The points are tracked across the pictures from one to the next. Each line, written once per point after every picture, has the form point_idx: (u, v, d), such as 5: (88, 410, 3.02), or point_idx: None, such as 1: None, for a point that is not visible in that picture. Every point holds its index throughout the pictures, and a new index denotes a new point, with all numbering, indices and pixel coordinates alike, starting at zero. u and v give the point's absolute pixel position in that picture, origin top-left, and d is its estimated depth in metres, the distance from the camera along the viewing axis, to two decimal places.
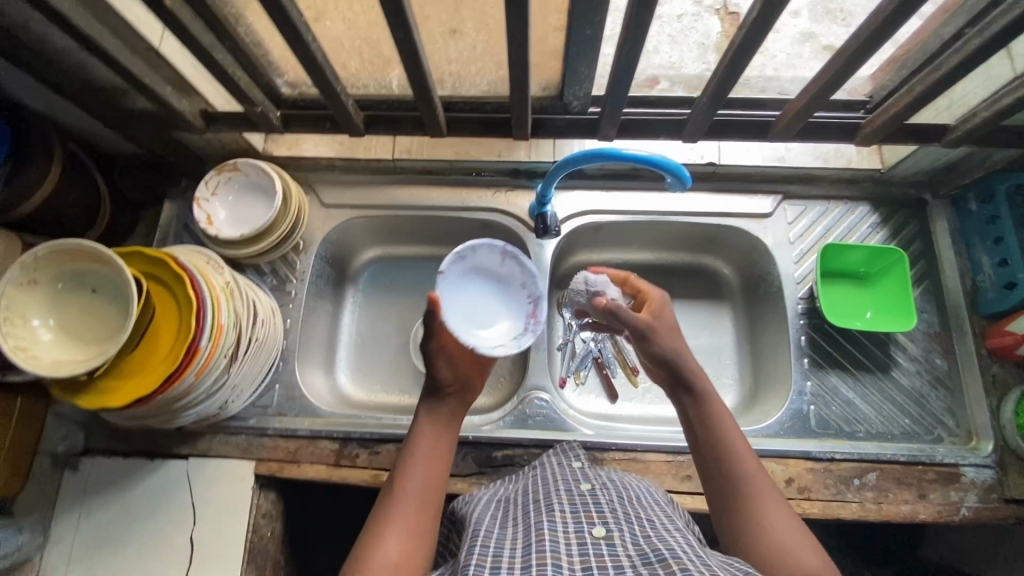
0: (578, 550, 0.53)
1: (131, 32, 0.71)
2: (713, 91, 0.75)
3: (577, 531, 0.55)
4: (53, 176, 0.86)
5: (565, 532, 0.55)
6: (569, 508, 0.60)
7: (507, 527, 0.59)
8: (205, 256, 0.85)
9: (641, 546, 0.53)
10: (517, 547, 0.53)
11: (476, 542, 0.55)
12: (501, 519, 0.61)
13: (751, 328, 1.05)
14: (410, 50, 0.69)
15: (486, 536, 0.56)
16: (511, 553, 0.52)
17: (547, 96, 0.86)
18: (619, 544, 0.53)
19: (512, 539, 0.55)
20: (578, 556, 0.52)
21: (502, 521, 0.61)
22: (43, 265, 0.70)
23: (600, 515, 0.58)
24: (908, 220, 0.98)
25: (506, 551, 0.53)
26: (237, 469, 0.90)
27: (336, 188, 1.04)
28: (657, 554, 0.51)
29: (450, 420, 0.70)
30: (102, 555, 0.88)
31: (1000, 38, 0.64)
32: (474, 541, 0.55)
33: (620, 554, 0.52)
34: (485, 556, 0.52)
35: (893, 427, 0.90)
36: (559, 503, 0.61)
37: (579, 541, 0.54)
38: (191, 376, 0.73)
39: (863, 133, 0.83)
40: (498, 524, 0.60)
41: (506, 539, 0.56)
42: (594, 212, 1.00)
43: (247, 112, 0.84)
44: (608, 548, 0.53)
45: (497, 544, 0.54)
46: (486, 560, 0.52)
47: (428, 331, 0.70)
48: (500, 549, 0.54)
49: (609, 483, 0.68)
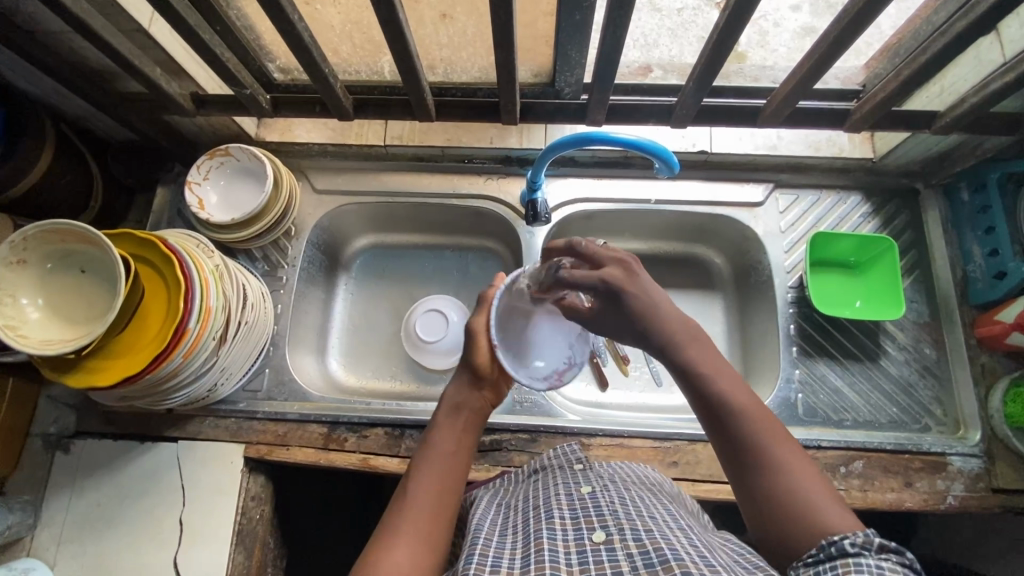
0: (577, 558, 0.52)
1: (120, 11, 0.72)
2: (701, 76, 0.75)
3: (576, 538, 0.55)
4: (46, 156, 0.86)
5: (564, 540, 0.55)
6: (568, 514, 0.59)
7: (507, 535, 0.59)
8: (194, 239, 0.84)
9: (642, 544, 0.52)
10: (517, 558, 0.54)
11: (475, 552, 0.55)
12: (502, 527, 0.61)
13: (742, 317, 1.05)
14: (396, 34, 0.68)
15: (486, 545, 0.56)
16: (511, 564, 0.53)
17: (538, 83, 0.86)
18: (619, 547, 0.53)
19: (511, 549, 0.55)
20: (577, 565, 0.51)
21: (503, 528, 0.61)
22: (32, 244, 0.70)
23: (599, 519, 0.58)
24: (899, 210, 0.98)
25: (507, 561, 0.54)
26: (227, 452, 0.91)
27: (328, 174, 1.04)
28: (658, 554, 0.50)
29: (467, 427, 0.69)
30: (92, 535, 0.88)
31: (986, 20, 0.64)
32: (473, 551, 0.55)
33: (620, 559, 0.51)
34: (485, 566, 0.52)
35: (880, 415, 0.90)
36: (558, 509, 0.61)
37: (578, 548, 0.53)
38: (179, 358, 0.74)
39: (852, 119, 0.82)
40: (499, 532, 0.60)
41: (506, 549, 0.56)
42: (585, 200, 1.01)
43: (236, 96, 0.84)
44: (608, 553, 0.52)
45: (496, 554, 0.54)
46: (485, 569, 0.52)
47: (480, 299, 0.74)
48: (500, 559, 0.54)
49: (611, 483, 0.67)
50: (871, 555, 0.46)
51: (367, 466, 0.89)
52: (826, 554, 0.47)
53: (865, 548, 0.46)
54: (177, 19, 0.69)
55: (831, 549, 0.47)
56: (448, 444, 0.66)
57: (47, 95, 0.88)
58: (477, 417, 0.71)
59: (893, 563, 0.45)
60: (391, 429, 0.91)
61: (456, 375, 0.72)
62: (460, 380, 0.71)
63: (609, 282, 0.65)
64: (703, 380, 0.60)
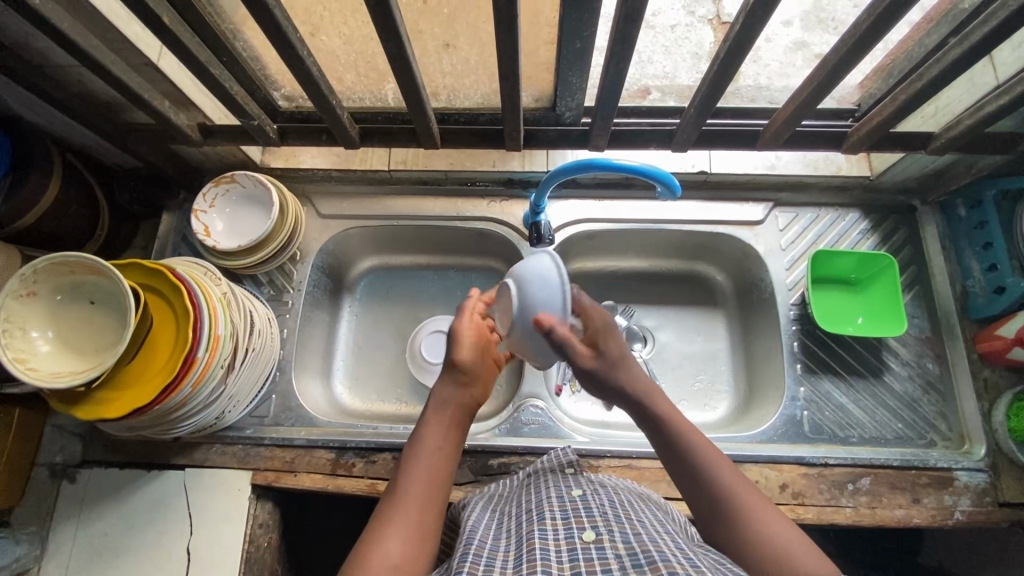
0: (568, 557, 0.53)
1: (130, 48, 0.73)
2: (702, 101, 0.77)
3: (568, 537, 0.56)
4: (52, 189, 0.87)
5: (555, 540, 0.55)
6: (559, 515, 0.59)
7: (501, 538, 0.59)
8: (202, 267, 0.85)
9: (630, 545, 0.53)
10: (510, 560, 0.54)
11: (469, 551, 0.55)
12: (496, 531, 0.61)
13: (745, 334, 1.06)
14: (403, 65, 0.70)
15: (480, 545, 0.57)
16: (504, 565, 0.53)
17: (540, 108, 0.87)
18: (608, 547, 0.54)
19: (504, 551, 0.56)
20: (568, 563, 0.52)
21: (497, 531, 0.61)
22: (43, 276, 0.71)
23: (590, 520, 0.58)
24: (897, 226, 1.00)
25: (499, 563, 0.54)
26: (235, 479, 0.90)
27: (333, 199, 1.05)
28: (646, 554, 0.51)
29: (454, 424, 0.71)
30: (98, 566, 0.87)
31: (980, 48, 0.65)
32: (467, 550, 0.55)
33: (609, 557, 0.52)
34: (477, 565, 0.53)
35: (886, 431, 0.91)
36: (550, 510, 0.61)
37: (569, 547, 0.54)
38: (188, 386, 0.74)
39: (850, 141, 0.84)
40: (493, 535, 0.60)
41: (500, 551, 0.56)
42: (588, 220, 1.02)
43: (244, 126, 0.86)
44: (597, 551, 0.53)
45: (489, 555, 0.55)
46: (479, 569, 0.52)
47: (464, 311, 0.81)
48: (493, 560, 0.54)
49: (602, 487, 0.68)
50: None
51: (375, 491, 0.89)
52: None
53: None
54: (186, 55, 0.70)
55: None
56: (436, 438, 0.68)
57: (55, 127, 0.89)
58: (463, 411, 0.73)
59: None
60: (398, 454, 0.91)
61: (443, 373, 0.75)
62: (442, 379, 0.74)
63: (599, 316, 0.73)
64: (674, 431, 0.67)
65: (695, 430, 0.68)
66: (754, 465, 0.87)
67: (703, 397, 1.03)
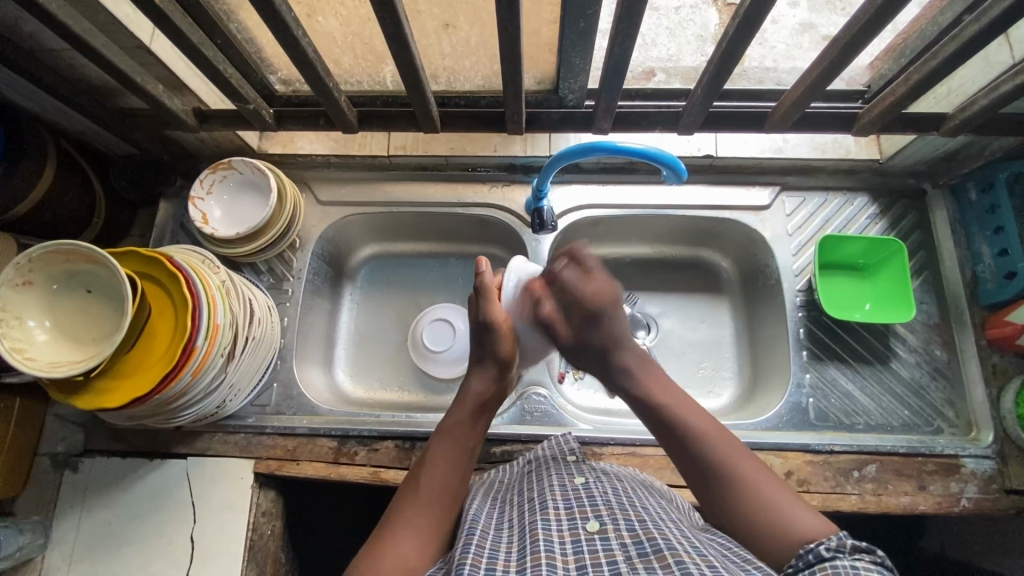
0: (572, 548, 0.52)
1: (121, 29, 0.71)
2: (709, 83, 0.75)
3: (571, 528, 0.55)
4: (47, 176, 0.86)
5: (559, 530, 0.54)
6: (562, 504, 0.59)
7: (503, 529, 0.58)
8: (200, 255, 0.84)
9: (636, 534, 0.53)
10: (513, 551, 0.53)
11: (471, 542, 0.54)
12: (498, 520, 0.60)
13: (750, 320, 1.05)
14: (401, 46, 0.67)
15: (481, 536, 0.56)
16: (507, 556, 0.52)
17: (541, 91, 0.85)
18: (613, 537, 0.53)
19: (507, 542, 0.55)
20: (573, 555, 0.51)
21: (499, 520, 0.60)
22: (38, 265, 0.70)
23: (593, 509, 0.58)
24: (906, 210, 0.98)
25: (503, 554, 0.53)
26: (237, 468, 0.90)
27: (332, 186, 1.04)
28: (652, 544, 0.51)
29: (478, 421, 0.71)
30: (103, 554, 0.88)
31: (998, 25, 0.63)
32: (469, 540, 0.55)
33: (614, 548, 0.51)
34: (480, 558, 0.52)
35: (892, 418, 0.90)
36: (552, 499, 0.60)
37: (573, 538, 0.53)
38: (188, 375, 0.73)
39: (861, 123, 0.82)
40: (495, 525, 0.59)
41: (502, 542, 0.55)
42: (591, 205, 1.00)
43: (239, 110, 0.84)
44: (602, 543, 0.52)
45: (492, 547, 0.54)
46: (482, 562, 0.51)
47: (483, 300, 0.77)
48: (495, 551, 0.53)
49: (605, 475, 0.67)
50: (844, 556, 0.49)
51: (378, 479, 0.89)
52: (804, 561, 0.51)
53: (839, 551, 0.50)
54: (178, 37, 0.68)
55: (809, 556, 0.51)
56: (461, 437, 0.69)
57: (48, 112, 0.87)
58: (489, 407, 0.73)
59: (867, 561, 0.48)
60: (400, 441, 0.91)
61: (477, 370, 0.74)
62: (484, 372, 0.74)
63: (589, 301, 0.73)
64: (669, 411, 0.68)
65: (693, 409, 0.67)
66: (759, 452, 0.86)
67: (707, 384, 1.03)
